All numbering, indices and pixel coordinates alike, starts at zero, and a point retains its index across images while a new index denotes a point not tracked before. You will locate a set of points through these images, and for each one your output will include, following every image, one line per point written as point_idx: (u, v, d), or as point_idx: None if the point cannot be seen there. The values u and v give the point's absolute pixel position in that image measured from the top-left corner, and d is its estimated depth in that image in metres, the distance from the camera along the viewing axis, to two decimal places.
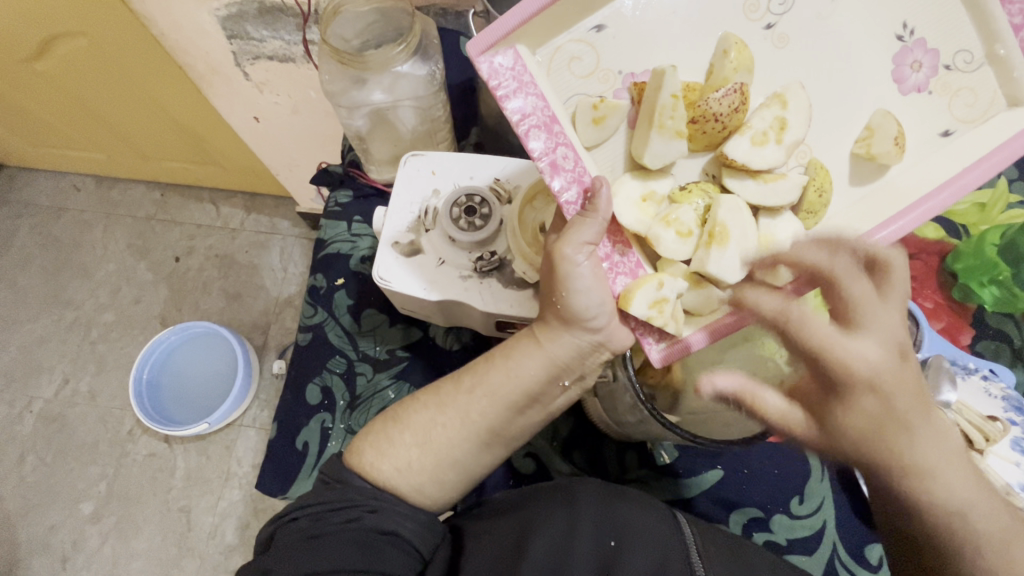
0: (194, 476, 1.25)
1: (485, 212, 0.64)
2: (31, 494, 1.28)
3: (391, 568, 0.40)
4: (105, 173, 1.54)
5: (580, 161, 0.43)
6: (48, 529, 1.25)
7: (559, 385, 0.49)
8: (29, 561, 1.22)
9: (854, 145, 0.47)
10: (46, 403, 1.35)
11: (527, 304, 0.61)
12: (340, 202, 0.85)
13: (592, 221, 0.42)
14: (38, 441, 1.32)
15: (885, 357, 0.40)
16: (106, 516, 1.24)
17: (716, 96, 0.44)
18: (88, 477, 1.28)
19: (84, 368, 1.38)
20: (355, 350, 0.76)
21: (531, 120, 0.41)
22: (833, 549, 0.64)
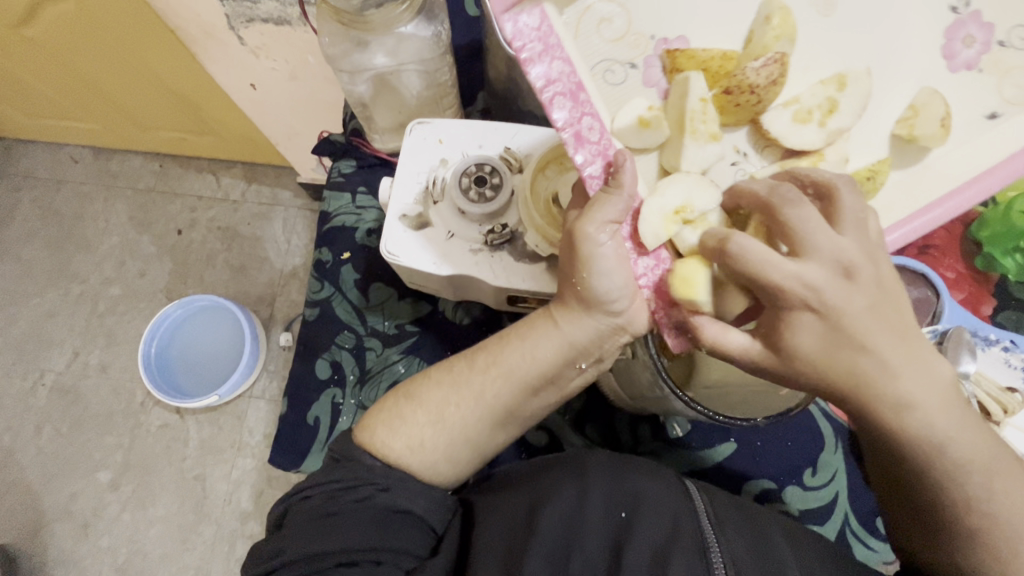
0: (208, 446, 1.27)
1: (496, 181, 0.62)
2: (50, 463, 1.30)
3: (405, 546, 0.40)
4: (103, 144, 1.50)
5: (604, 133, 0.40)
6: (69, 497, 1.27)
7: (576, 367, 0.47)
8: (52, 527, 1.26)
9: (896, 124, 0.46)
10: (59, 375, 1.36)
11: (540, 277, 0.60)
12: (344, 172, 0.83)
13: (617, 199, 0.39)
14: (53, 413, 1.34)
15: (831, 279, 0.34)
16: (124, 485, 1.27)
17: (754, 65, 0.41)
18: (105, 448, 1.30)
19: (94, 341, 1.38)
20: (363, 325, 0.75)
21: (557, 87, 0.37)
22: (844, 519, 0.64)
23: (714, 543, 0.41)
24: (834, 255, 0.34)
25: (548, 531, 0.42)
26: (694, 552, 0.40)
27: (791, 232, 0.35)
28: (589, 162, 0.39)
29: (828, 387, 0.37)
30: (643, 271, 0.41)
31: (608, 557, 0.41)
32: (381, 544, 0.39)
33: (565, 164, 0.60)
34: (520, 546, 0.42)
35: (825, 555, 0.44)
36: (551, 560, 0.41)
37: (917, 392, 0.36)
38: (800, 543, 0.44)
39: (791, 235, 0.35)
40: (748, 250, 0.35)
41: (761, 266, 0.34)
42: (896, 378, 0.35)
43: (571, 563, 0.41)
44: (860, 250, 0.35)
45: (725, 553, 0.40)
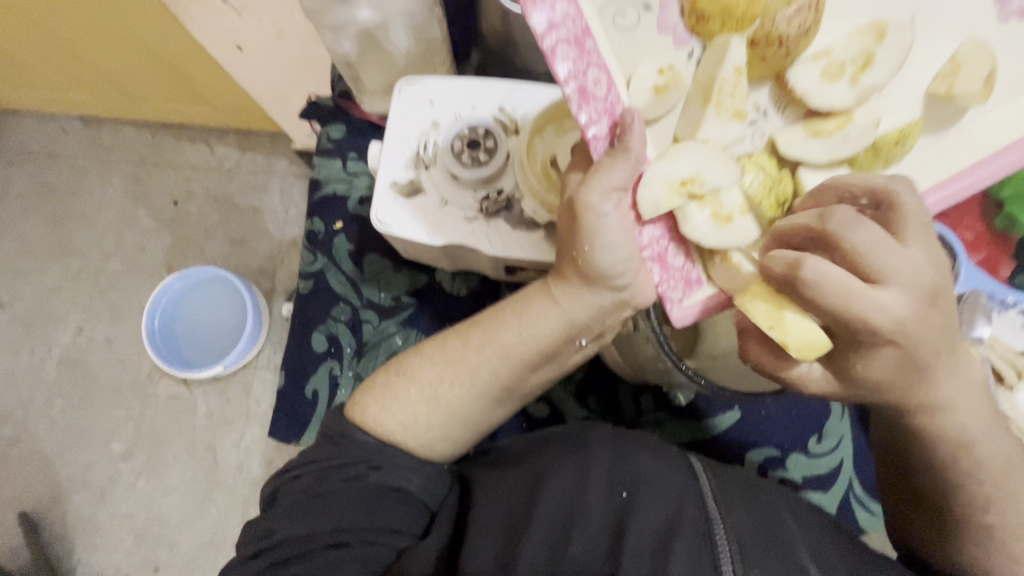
0: (217, 415, 1.27)
1: (490, 145, 0.58)
2: (65, 434, 1.32)
3: (393, 527, 0.41)
4: (93, 114, 1.45)
5: (610, 87, 0.35)
6: (85, 467, 1.29)
7: (576, 343, 0.45)
8: (71, 495, 1.28)
9: (933, 82, 0.40)
10: (66, 349, 1.36)
11: (538, 246, 0.57)
12: (333, 138, 0.80)
13: (624, 163, 0.35)
14: (63, 386, 1.34)
15: (914, 307, 0.32)
16: (137, 454, 1.29)
17: (787, 12, 0.37)
18: (115, 419, 1.31)
19: (98, 315, 1.38)
20: (359, 297, 0.73)
21: (559, 33, 0.31)
22: (849, 485, 0.64)
23: (719, 524, 0.38)
24: (913, 280, 0.32)
25: (547, 513, 0.40)
26: (699, 535, 0.38)
27: (861, 259, 0.32)
28: (595, 123, 0.34)
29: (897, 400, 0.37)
30: (647, 242, 0.39)
31: (610, 541, 0.38)
32: (374, 524, 0.40)
33: (564, 125, 0.56)
34: (519, 527, 0.40)
35: (842, 541, 0.41)
36: (550, 540, 0.39)
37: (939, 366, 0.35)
38: (814, 529, 0.41)
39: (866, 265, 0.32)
40: (827, 280, 0.32)
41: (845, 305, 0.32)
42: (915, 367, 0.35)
43: (571, 545, 0.38)
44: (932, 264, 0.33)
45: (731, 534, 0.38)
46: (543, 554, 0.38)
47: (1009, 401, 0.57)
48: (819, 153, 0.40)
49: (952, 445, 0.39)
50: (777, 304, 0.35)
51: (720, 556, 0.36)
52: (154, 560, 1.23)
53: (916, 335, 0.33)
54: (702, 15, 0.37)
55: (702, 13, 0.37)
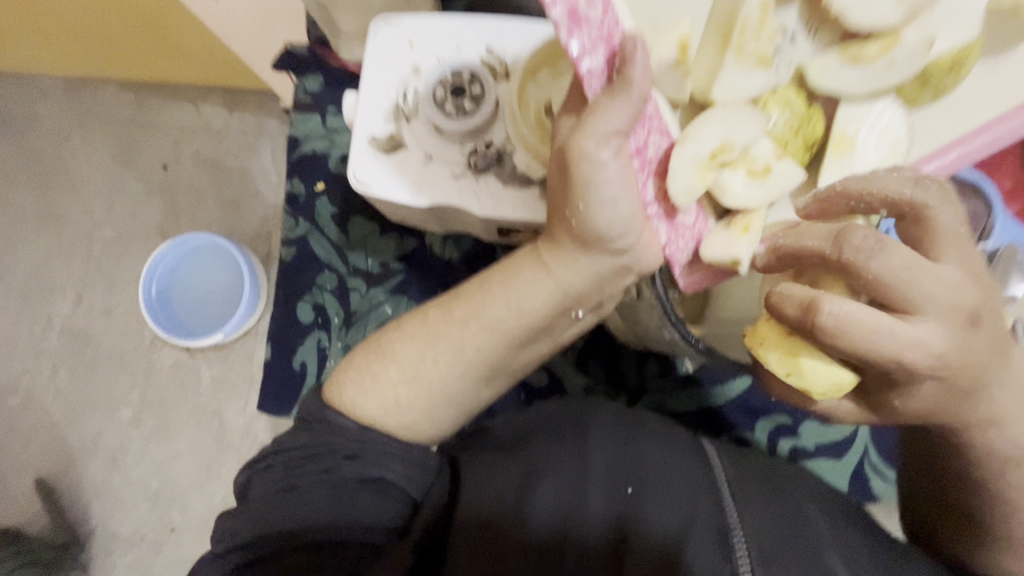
0: (222, 380, 1.14)
1: (476, 91, 0.52)
2: (71, 401, 1.17)
3: (372, 522, 0.37)
4: (69, 73, 1.29)
5: (607, 9, 0.30)
6: (95, 435, 1.15)
7: (570, 316, 0.41)
8: (83, 462, 1.14)
9: None
10: (66, 319, 1.21)
11: (532, 205, 0.52)
12: (310, 91, 0.73)
13: (624, 102, 0.30)
14: (67, 357, 1.20)
15: (953, 332, 0.30)
16: (146, 420, 1.15)
17: None
18: (121, 387, 1.17)
19: (94, 283, 1.22)
20: (345, 264, 0.69)
21: None
22: (864, 452, 0.61)
23: (735, 526, 0.36)
24: (949, 305, 0.30)
25: (545, 510, 0.38)
26: (714, 541, 0.36)
27: (888, 288, 0.30)
28: (589, 53, 0.29)
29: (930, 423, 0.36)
30: (651, 197, 0.36)
31: (611, 547, 0.36)
32: (346, 521, 0.37)
33: (563, 68, 0.48)
34: (511, 531, 0.37)
35: (863, 528, 0.39)
36: (543, 549, 0.37)
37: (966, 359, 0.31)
38: (839, 519, 0.39)
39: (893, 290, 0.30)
40: (852, 323, 0.29)
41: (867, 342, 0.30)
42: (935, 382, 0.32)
43: (567, 557, 0.36)
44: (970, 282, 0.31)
45: (749, 539, 0.35)
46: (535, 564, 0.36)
47: None
48: (858, 86, 0.35)
49: (978, 429, 0.35)
50: (792, 350, 0.32)
51: (738, 565, 0.34)
52: (172, 526, 1.10)
53: (958, 364, 0.31)
54: None
55: None
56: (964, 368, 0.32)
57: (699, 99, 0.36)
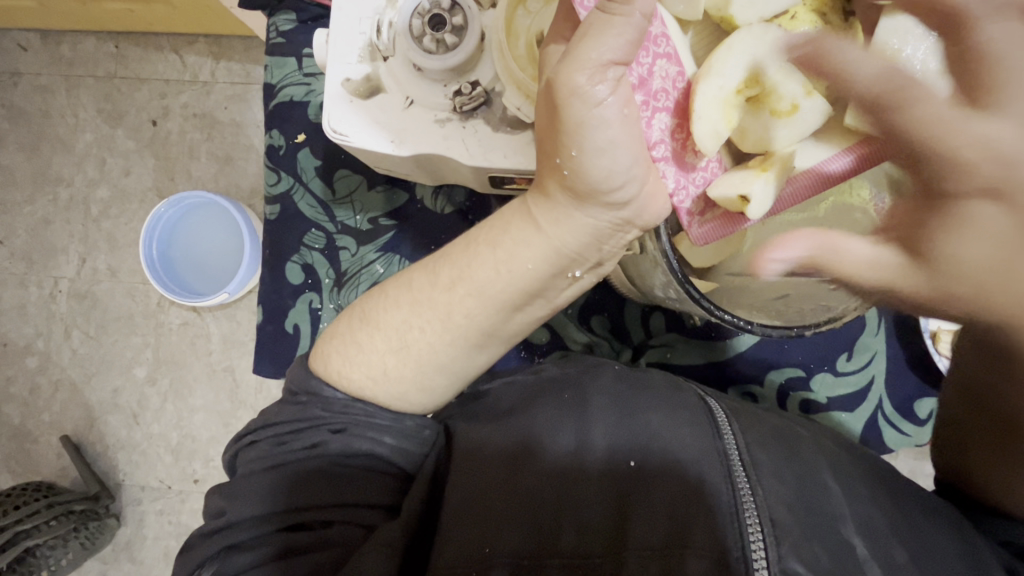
0: (230, 339, 1.14)
1: (458, 22, 0.46)
2: (86, 364, 1.18)
3: (361, 497, 0.36)
4: (46, 24, 1.21)
5: None
6: (113, 392, 1.16)
7: (566, 278, 0.38)
8: (104, 421, 1.16)
9: None
10: (72, 281, 1.20)
11: (526, 151, 0.47)
12: (282, 30, 0.66)
13: (624, 22, 0.27)
14: (77, 318, 1.19)
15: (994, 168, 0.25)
16: (161, 378, 1.15)
17: None
18: (133, 347, 1.17)
19: (96, 244, 1.20)
20: (333, 221, 0.65)
21: None
22: (878, 404, 0.59)
23: (747, 497, 0.33)
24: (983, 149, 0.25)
25: (540, 478, 0.36)
26: (723, 516, 0.33)
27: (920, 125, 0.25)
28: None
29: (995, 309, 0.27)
30: (657, 137, 0.32)
31: (610, 523, 0.34)
32: (335, 499, 0.35)
33: None
34: (504, 504, 0.35)
35: (886, 501, 0.36)
36: (536, 520, 0.35)
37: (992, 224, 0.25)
38: (858, 489, 0.36)
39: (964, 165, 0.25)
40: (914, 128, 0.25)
41: (1003, 257, 0.25)
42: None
43: (562, 532, 0.34)
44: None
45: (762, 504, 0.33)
46: (526, 543, 0.34)
47: None
48: None
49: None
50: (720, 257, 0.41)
51: (750, 538, 0.31)
52: (195, 477, 1.12)
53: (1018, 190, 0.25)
54: None
55: None
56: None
57: (713, 15, 0.33)
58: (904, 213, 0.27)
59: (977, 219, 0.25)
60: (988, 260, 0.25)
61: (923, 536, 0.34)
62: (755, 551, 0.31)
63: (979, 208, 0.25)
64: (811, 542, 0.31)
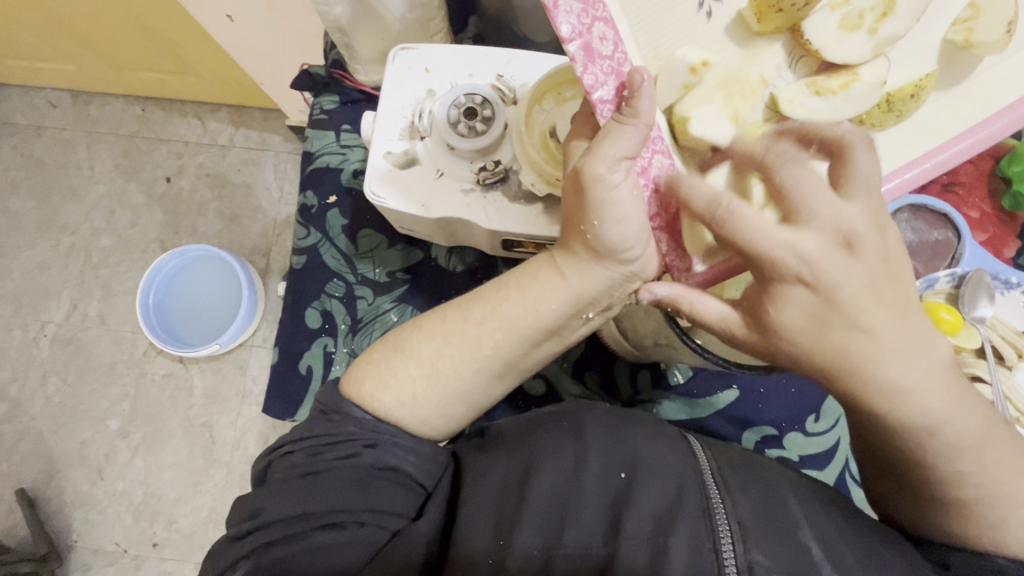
0: (212, 394, 1.19)
1: (487, 114, 0.56)
2: (58, 413, 1.21)
3: (387, 505, 0.43)
4: (80, 86, 1.33)
5: (616, 44, 0.35)
6: (81, 444, 1.19)
7: (581, 318, 0.46)
8: (67, 473, 1.18)
9: (948, 32, 0.43)
10: (59, 327, 1.25)
11: (537, 220, 0.55)
12: (326, 109, 0.77)
13: (632, 130, 0.35)
14: (57, 364, 1.24)
15: (831, 250, 0.32)
16: (134, 431, 1.19)
17: None
18: (111, 397, 1.21)
19: (90, 292, 1.26)
20: (354, 273, 0.72)
21: None
22: (844, 464, 0.63)
23: (720, 508, 0.38)
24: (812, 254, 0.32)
25: (541, 493, 0.42)
26: (699, 520, 0.38)
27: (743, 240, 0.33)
28: (601, 85, 0.34)
29: (812, 364, 0.34)
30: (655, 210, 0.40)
31: (604, 530, 0.39)
32: (362, 504, 0.42)
33: (564, 94, 0.54)
34: (513, 513, 0.42)
35: (839, 518, 0.41)
36: (547, 526, 0.41)
37: (808, 319, 0.33)
38: (816, 508, 0.41)
39: (781, 263, 0.32)
40: (734, 225, 0.33)
41: (814, 326, 0.33)
42: (888, 360, 0.33)
43: (566, 531, 0.40)
44: (862, 216, 0.32)
45: (732, 514, 0.38)
46: (539, 539, 0.40)
47: (1009, 381, 0.55)
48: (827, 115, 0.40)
49: (877, 374, 0.33)
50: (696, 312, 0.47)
51: (721, 543, 0.37)
52: (154, 541, 1.14)
53: (829, 278, 0.32)
54: None
55: None
56: (838, 285, 0.32)
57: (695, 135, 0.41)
58: (752, 292, 0.35)
59: (792, 298, 0.33)
60: (806, 331, 0.33)
61: (875, 552, 0.38)
62: (727, 557, 0.36)
63: (796, 292, 0.33)
64: (775, 542, 0.37)
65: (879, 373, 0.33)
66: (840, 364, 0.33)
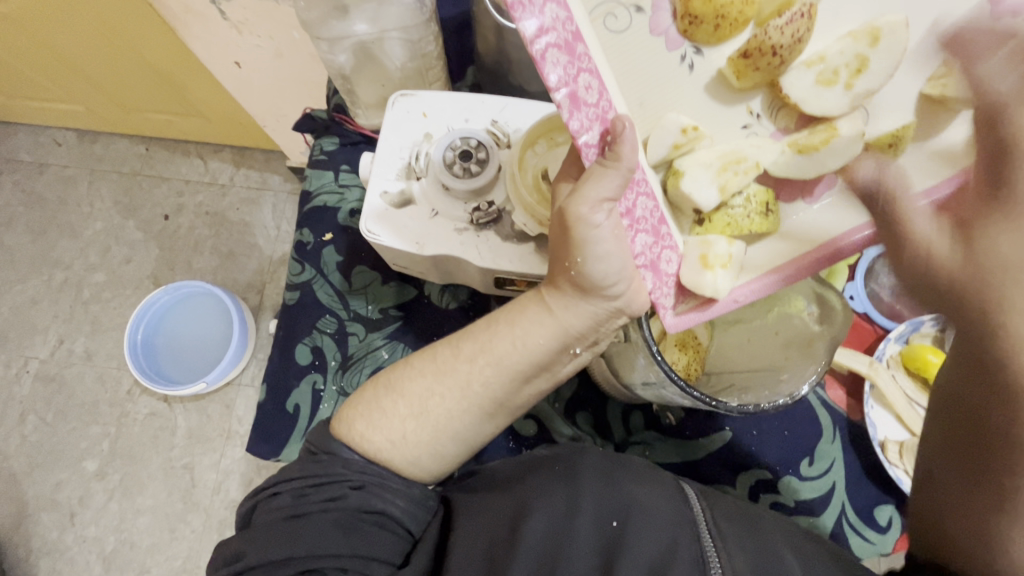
0: (196, 434, 1.16)
1: (482, 156, 0.58)
2: (34, 453, 1.17)
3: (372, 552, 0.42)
4: (86, 126, 1.37)
5: (602, 93, 0.34)
6: (54, 487, 1.15)
7: (569, 352, 0.47)
8: (36, 518, 1.13)
9: (928, 83, 0.37)
10: (42, 363, 1.23)
11: (529, 258, 0.56)
12: (326, 150, 0.79)
13: (614, 173, 0.35)
14: (37, 402, 1.21)
15: None
16: (111, 473, 1.15)
17: (779, 21, 0.36)
18: (90, 437, 1.17)
19: (78, 327, 1.25)
20: (346, 309, 0.72)
21: (552, 37, 0.29)
22: (841, 510, 0.60)
23: (713, 557, 0.38)
24: None
25: (532, 541, 0.40)
26: (693, 570, 0.38)
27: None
28: (587, 130, 0.33)
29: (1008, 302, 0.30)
30: (640, 250, 0.39)
31: None
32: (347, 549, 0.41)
33: (556, 139, 0.56)
34: (503, 559, 0.40)
35: (832, 566, 0.40)
36: None
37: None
38: (807, 557, 0.41)
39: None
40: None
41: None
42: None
43: None
44: None
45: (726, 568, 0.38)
46: None
47: None
48: (804, 171, 0.39)
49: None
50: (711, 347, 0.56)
51: None
52: None
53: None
54: (695, 17, 0.36)
55: (696, 15, 0.36)
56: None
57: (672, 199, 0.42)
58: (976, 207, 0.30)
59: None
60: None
61: None
62: None
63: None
64: None
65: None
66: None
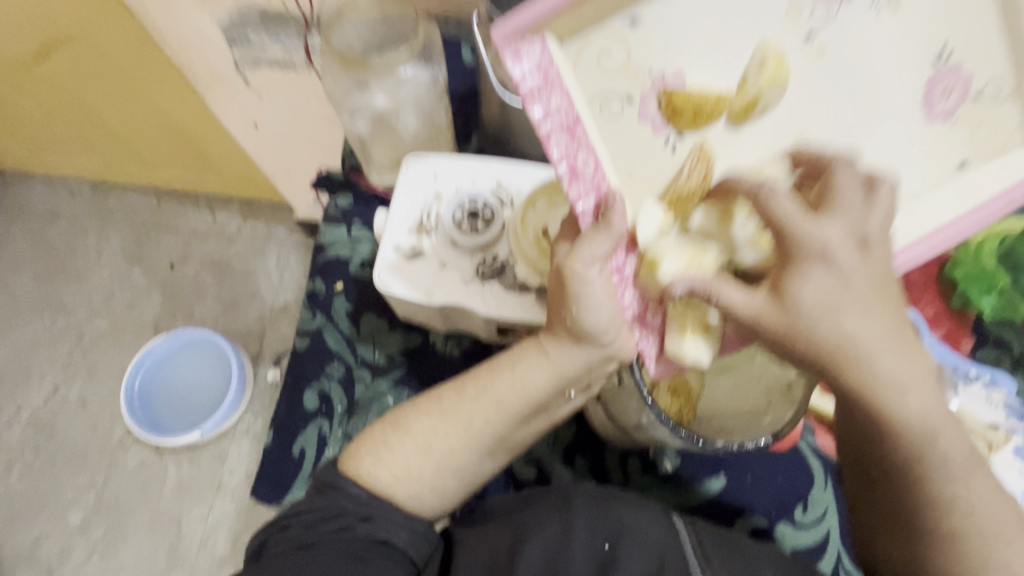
0: (185, 485, 1.15)
1: (488, 215, 0.64)
2: (18, 503, 1.17)
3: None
4: (101, 178, 1.44)
5: (598, 167, 0.39)
6: (34, 540, 1.14)
7: (564, 395, 0.51)
8: (14, 571, 1.12)
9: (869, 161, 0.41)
10: (35, 411, 1.24)
11: (531, 308, 0.60)
12: (340, 208, 0.85)
13: (606, 236, 0.39)
14: (26, 450, 1.21)
15: (850, 245, 0.35)
16: (94, 527, 1.13)
17: (682, 171, 0.41)
18: (76, 486, 1.17)
19: (75, 373, 1.27)
20: (355, 356, 0.75)
21: (554, 121, 0.35)
22: (837, 559, 0.61)
23: None
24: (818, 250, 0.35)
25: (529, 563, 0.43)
26: None
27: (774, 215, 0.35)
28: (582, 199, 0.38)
29: (823, 356, 0.36)
30: (629, 302, 0.44)
31: None
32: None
33: (555, 202, 0.62)
34: None
35: None
36: None
37: (857, 334, 0.35)
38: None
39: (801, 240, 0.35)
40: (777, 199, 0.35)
41: (830, 303, 0.35)
42: (906, 394, 0.36)
43: None
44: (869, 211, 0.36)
45: None
46: None
47: None
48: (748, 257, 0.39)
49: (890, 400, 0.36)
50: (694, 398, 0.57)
51: None
52: None
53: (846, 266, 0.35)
54: (677, 109, 0.41)
55: (678, 108, 0.41)
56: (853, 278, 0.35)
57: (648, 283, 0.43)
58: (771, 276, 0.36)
59: (811, 276, 0.35)
60: (823, 304, 0.35)
61: None
62: None
63: (816, 271, 0.35)
64: None
65: (897, 407, 0.36)
66: (845, 347, 0.35)
